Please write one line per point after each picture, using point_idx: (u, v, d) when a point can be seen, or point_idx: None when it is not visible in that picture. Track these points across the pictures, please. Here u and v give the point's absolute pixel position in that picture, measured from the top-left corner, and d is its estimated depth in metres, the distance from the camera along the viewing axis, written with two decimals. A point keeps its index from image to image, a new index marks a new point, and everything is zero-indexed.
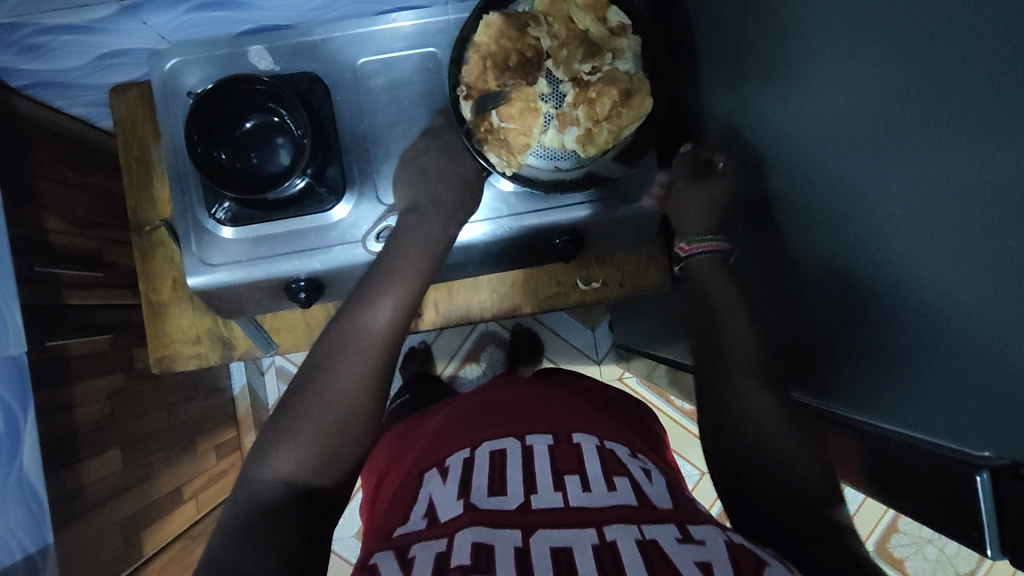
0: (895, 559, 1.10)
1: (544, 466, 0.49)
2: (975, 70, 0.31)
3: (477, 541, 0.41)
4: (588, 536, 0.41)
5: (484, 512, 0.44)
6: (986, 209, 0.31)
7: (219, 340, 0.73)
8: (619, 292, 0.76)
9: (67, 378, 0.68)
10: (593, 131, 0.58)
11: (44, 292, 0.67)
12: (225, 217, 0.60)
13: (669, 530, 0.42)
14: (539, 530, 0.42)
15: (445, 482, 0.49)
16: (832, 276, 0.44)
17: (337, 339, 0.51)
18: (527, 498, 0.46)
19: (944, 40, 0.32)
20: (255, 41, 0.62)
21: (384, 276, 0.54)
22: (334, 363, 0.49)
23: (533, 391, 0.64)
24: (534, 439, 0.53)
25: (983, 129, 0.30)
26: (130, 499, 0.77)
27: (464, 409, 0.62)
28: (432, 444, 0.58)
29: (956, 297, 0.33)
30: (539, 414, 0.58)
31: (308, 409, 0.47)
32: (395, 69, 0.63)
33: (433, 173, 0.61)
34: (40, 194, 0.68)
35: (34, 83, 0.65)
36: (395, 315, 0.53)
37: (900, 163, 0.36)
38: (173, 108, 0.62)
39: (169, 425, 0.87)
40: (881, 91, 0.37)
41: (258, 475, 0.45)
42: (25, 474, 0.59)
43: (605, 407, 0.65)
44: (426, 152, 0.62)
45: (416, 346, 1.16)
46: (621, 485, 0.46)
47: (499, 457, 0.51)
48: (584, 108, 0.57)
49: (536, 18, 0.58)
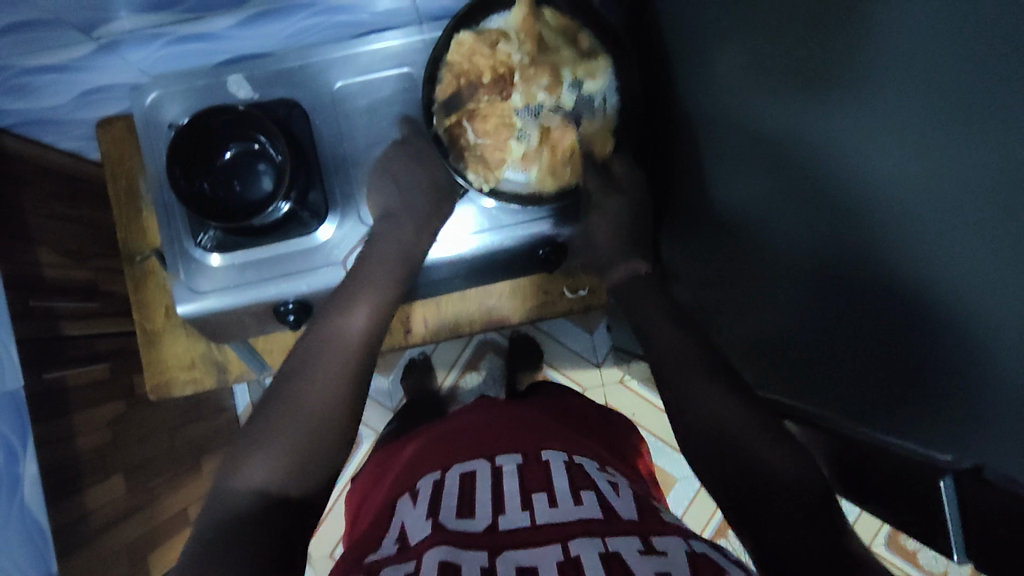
0: (907, 551, 1.10)
1: (512, 486, 0.50)
2: (930, 69, 0.31)
3: (445, 559, 0.41)
4: (553, 555, 0.41)
5: (452, 532, 0.45)
6: (944, 206, 0.31)
7: (214, 364, 0.74)
8: (606, 299, 0.76)
9: (67, 408, 0.69)
10: (559, 157, 0.60)
11: (41, 325, 0.68)
12: (211, 245, 0.61)
13: (632, 542, 0.42)
14: (506, 552, 0.43)
15: (416, 506, 0.50)
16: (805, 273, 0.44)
17: (308, 348, 0.52)
18: (494, 520, 0.47)
19: (890, 44, 0.32)
20: (233, 70, 0.63)
21: (356, 285, 0.57)
22: (306, 371, 0.50)
23: (508, 413, 0.65)
24: (503, 460, 0.54)
25: (936, 127, 0.31)
26: (134, 523, 0.78)
27: (438, 435, 0.63)
28: (407, 469, 0.59)
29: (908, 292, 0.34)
30: (510, 434, 0.59)
31: (283, 421, 0.47)
32: (374, 91, 0.64)
33: (412, 194, 0.63)
34: (33, 229, 0.69)
35: (22, 121, 0.66)
36: (368, 326, 0.54)
37: (852, 166, 0.37)
38: (156, 140, 0.63)
39: (172, 448, 0.88)
40: (833, 95, 0.37)
41: (237, 480, 0.45)
42: (27, 507, 0.61)
43: (578, 424, 0.66)
44: (395, 158, 0.63)
45: (415, 357, 1.17)
46: (588, 500, 0.47)
47: (468, 479, 0.52)
48: (552, 132, 0.60)
49: (506, 36, 0.59)
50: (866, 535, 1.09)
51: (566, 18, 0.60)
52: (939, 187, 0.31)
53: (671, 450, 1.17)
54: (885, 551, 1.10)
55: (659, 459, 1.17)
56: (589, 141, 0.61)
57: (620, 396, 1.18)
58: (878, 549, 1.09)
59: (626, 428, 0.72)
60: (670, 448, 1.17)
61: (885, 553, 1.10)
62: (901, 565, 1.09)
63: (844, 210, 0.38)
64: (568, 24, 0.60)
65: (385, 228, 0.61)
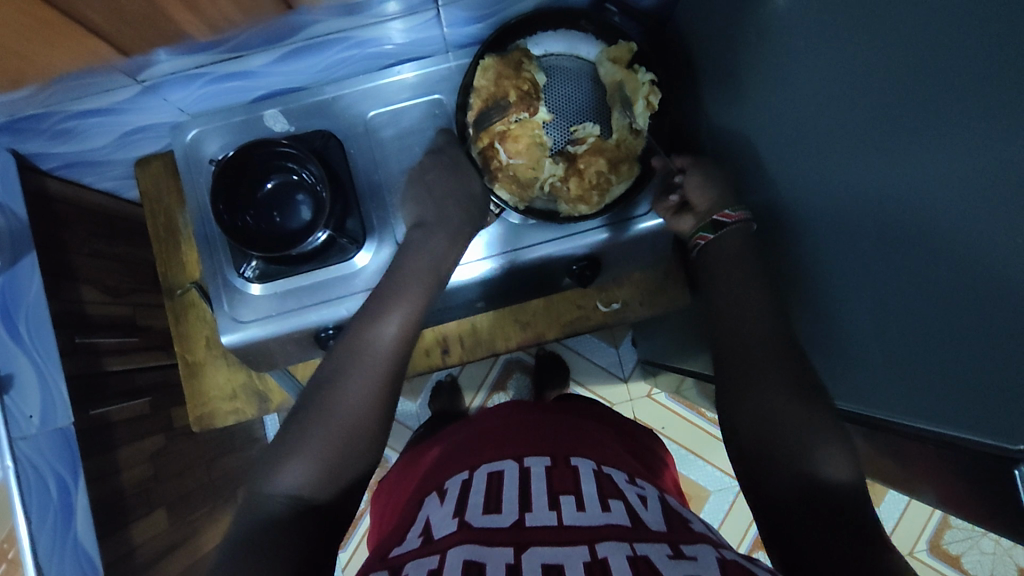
0: (951, 557, 1.06)
1: (539, 486, 0.50)
2: (961, 81, 0.32)
3: (469, 558, 0.41)
4: (580, 554, 0.41)
5: (478, 530, 0.44)
6: (977, 204, 0.32)
7: (255, 393, 0.76)
8: (639, 311, 0.77)
9: (113, 443, 0.70)
10: (592, 180, 0.61)
11: (84, 362, 0.69)
12: (253, 275, 0.63)
13: (660, 547, 0.42)
14: (533, 548, 0.42)
15: (443, 504, 0.49)
16: (850, 267, 0.44)
17: (344, 356, 0.52)
18: (520, 516, 0.46)
19: (927, 57, 0.33)
20: (269, 105, 0.65)
21: (388, 295, 0.55)
22: (341, 380, 0.50)
23: (537, 416, 0.65)
24: (532, 462, 0.54)
25: (970, 118, 0.32)
26: (178, 557, 0.78)
27: (469, 434, 0.63)
28: (439, 467, 0.59)
29: (953, 283, 0.35)
30: (541, 436, 0.59)
31: (315, 426, 0.48)
32: (403, 119, 0.66)
33: (441, 192, 0.61)
34: (75, 267, 0.71)
35: (63, 164, 0.68)
36: (401, 331, 0.54)
37: (895, 166, 0.37)
38: (196, 176, 0.65)
39: (211, 480, 0.89)
40: (870, 101, 0.38)
41: (279, 502, 0.45)
42: (80, 542, 0.62)
43: (603, 428, 0.65)
44: (430, 169, 0.62)
45: (442, 380, 1.18)
46: (616, 508, 0.46)
47: (495, 479, 0.51)
48: (587, 155, 0.61)
49: (561, 63, 0.63)
50: (906, 544, 1.06)
51: (623, 48, 0.61)
52: (970, 186, 0.32)
53: (703, 462, 1.16)
54: (929, 558, 1.06)
55: (691, 472, 1.16)
56: (627, 163, 0.61)
57: (649, 410, 1.18)
58: (920, 555, 1.06)
59: (648, 437, 0.70)
60: (702, 461, 1.16)
61: (929, 559, 1.06)
62: (944, 571, 1.06)
63: (889, 205, 0.38)
64: (624, 56, 0.61)
65: (410, 238, 0.61)
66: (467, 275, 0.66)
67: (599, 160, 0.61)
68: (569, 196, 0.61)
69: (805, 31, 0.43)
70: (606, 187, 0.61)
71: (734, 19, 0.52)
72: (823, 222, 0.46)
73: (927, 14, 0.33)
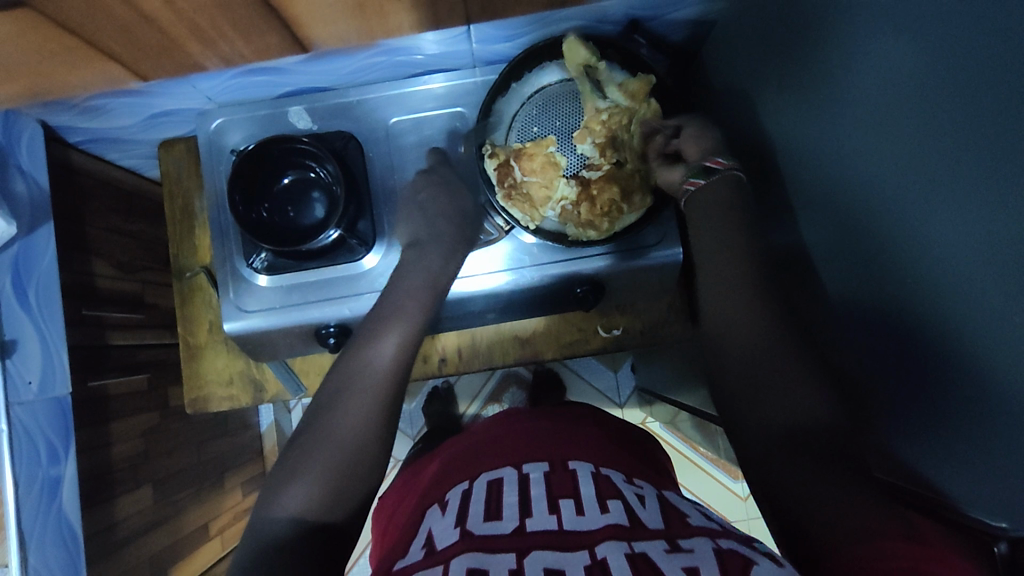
0: None
1: (538, 491, 0.50)
2: (976, 157, 0.32)
3: (472, 566, 0.40)
4: (580, 558, 0.41)
5: (479, 538, 0.44)
6: (987, 276, 0.32)
7: (252, 382, 0.77)
8: (639, 340, 0.77)
9: (107, 416, 0.71)
10: (602, 206, 0.61)
11: (90, 334, 0.71)
12: (261, 267, 0.63)
13: (657, 543, 0.42)
14: (534, 552, 0.42)
15: (444, 516, 0.49)
16: (864, 313, 0.44)
17: (343, 378, 0.53)
18: (521, 522, 0.45)
19: (950, 130, 0.33)
20: (295, 102, 0.66)
21: (384, 318, 0.57)
22: (340, 405, 0.51)
23: (537, 423, 0.64)
24: (529, 468, 0.54)
25: (988, 192, 0.31)
26: (158, 536, 0.78)
27: (466, 446, 0.63)
28: (439, 478, 0.59)
29: (960, 345, 0.35)
30: (539, 444, 0.59)
31: (313, 452, 0.49)
32: (425, 128, 0.68)
33: (433, 208, 0.64)
34: (90, 240, 0.72)
35: (89, 139, 0.70)
36: (397, 355, 0.55)
37: (909, 225, 0.37)
38: (216, 164, 0.67)
39: (199, 461, 0.89)
40: (886, 163, 0.38)
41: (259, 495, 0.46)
42: (63, 511, 0.62)
43: (604, 432, 0.64)
44: (424, 188, 0.65)
45: (438, 387, 1.18)
46: (614, 508, 0.46)
47: (495, 486, 0.52)
48: (600, 181, 0.62)
49: (568, 90, 0.63)
50: None
51: (645, 84, 0.61)
52: (976, 256, 0.33)
53: (690, 494, 1.15)
54: None
55: None
56: (639, 193, 0.62)
57: None
58: None
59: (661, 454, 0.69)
60: (690, 493, 1.15)
61: None
62: None
63: (903, 260, 0.38)
64: (644, 90, 0.61)
65: (417, 251, 0.62)
66: (472, 287, 0.66)
67: (612, 187, 0.61)
68: (574, 219, 0.63)
69: (824, 85, 0.44)
70: (615, 214, 0.62)
71: (761, 65, 0.52)
72: (839, 260, 0.46)
73: (949, 82, 0.33)
